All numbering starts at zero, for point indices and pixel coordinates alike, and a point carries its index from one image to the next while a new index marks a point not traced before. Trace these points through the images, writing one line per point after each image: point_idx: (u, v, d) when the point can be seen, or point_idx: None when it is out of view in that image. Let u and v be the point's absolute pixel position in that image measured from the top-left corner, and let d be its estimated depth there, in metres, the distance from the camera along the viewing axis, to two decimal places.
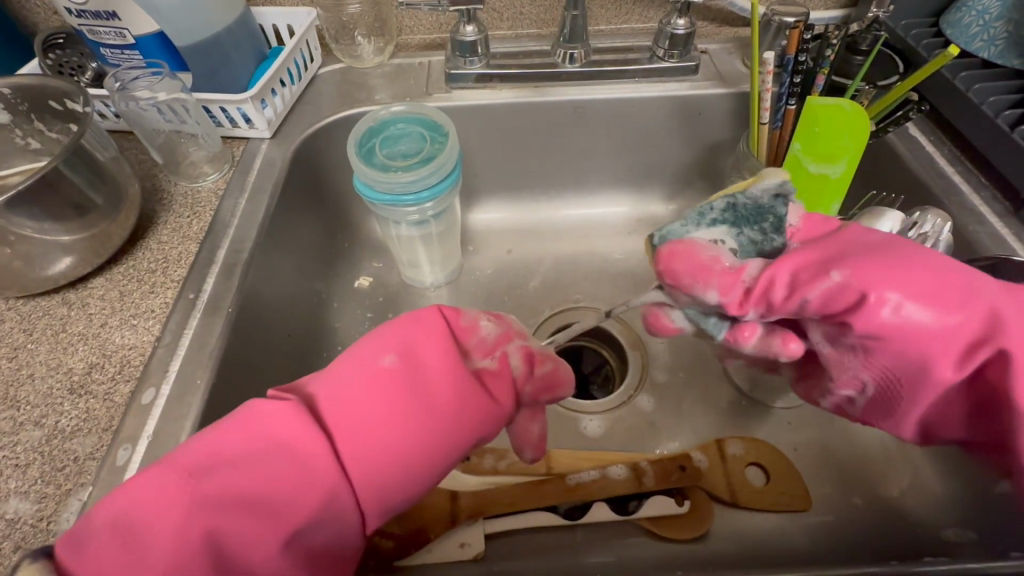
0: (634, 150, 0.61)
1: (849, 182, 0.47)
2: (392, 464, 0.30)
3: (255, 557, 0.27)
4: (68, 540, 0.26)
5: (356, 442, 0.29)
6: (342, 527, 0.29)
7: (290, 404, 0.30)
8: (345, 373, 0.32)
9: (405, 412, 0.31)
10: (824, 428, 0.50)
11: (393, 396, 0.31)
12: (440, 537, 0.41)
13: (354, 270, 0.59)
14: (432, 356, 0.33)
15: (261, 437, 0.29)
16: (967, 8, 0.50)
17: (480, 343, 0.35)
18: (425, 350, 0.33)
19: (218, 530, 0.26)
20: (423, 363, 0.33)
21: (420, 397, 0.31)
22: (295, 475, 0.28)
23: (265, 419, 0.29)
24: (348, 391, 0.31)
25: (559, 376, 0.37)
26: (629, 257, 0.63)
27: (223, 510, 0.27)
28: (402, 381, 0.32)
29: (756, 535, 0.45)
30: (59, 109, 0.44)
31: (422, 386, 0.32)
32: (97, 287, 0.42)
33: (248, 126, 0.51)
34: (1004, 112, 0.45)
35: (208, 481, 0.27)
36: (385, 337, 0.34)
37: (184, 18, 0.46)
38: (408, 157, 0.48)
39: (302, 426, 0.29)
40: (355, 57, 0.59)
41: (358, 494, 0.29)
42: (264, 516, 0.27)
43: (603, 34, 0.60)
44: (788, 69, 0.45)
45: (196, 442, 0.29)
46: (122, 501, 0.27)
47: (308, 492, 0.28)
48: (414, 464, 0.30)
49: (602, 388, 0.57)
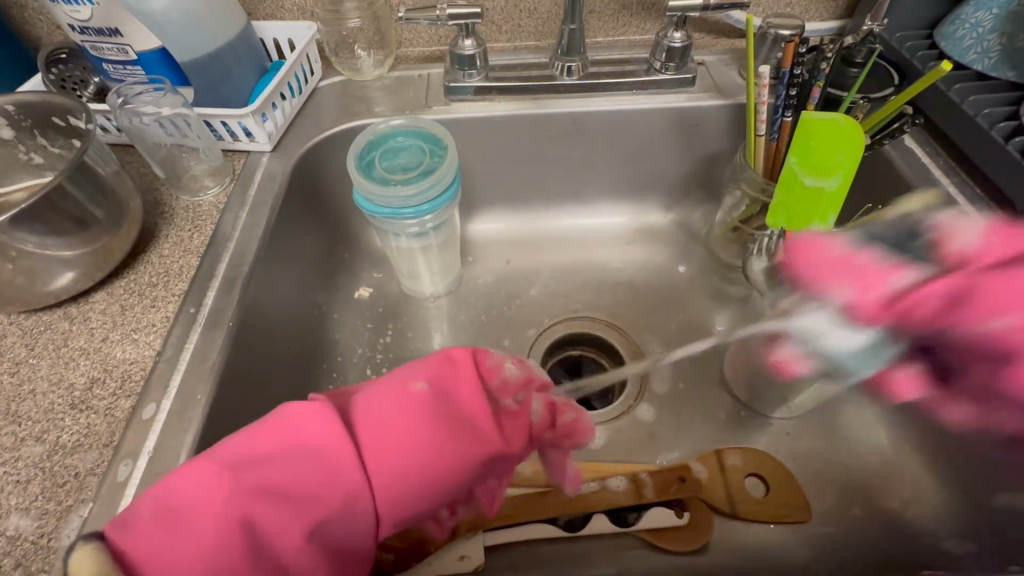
0: (633, 160, 0.61)
1: (844, 196, 0.43)
2: (409, 484, 0.30)
3: (282, 546, 0.28)
4: (115, 522, 0.26)
5: (381, 456, 0.30)
6: (361, 529, 0.30)
7: (323, 409, 0.31)
8: (379, 390, 0.33)
9: (427, 433, 0.31)
10: (823, 439, 0.50)
11: (419, 419, 0.31)
12: (440, 550, 0.41)
13: (354, 281, 0.60)
14: (461, 386, 0.33)
15: (294, 438, 0.29)
16: (961, 21, 0.51)
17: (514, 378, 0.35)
18: (456, 380, 0.33)
19: (252, 520, 0.27)
20: (455, 393, 0.33)
21: (444, 423, 0.32)
22: (323, 477, 0.29)
23: (300, 422, 0.30)
24: (383, 408, 0.31)
25: (580, 427, 0.35)
26: (627, 267, 0.63)
27: (261, 500, 0.28)
28: (433, 410, 0.32)
29: (754, 546, 0.45)
30: (62, 125, 0.44)
31: (453, 415, 0.32)
32: (99, 302, 0.42)
33: (248, 140, 0.52)
34: (998, 125, 0.45)
35: (243, 474, 0.28)
36: (423, 367, 0.34)
37: (185, 36, 0.47)
38: (407, 170, 0.49)
39: (336, 433, 0.30)
40: (356, 70, 0.60)
41: (379, 503, 0.30)
42: (293, 511, 0.28)
43: (601, 46, 0.61)
44: (784, 83, 0.46)
45: (236, 438, 0.30)
46: (166, 490, 0.28)
47: (333, 491, 0.29)
48: (428, 483, 0.31)
49: (600, 398, 0.55)
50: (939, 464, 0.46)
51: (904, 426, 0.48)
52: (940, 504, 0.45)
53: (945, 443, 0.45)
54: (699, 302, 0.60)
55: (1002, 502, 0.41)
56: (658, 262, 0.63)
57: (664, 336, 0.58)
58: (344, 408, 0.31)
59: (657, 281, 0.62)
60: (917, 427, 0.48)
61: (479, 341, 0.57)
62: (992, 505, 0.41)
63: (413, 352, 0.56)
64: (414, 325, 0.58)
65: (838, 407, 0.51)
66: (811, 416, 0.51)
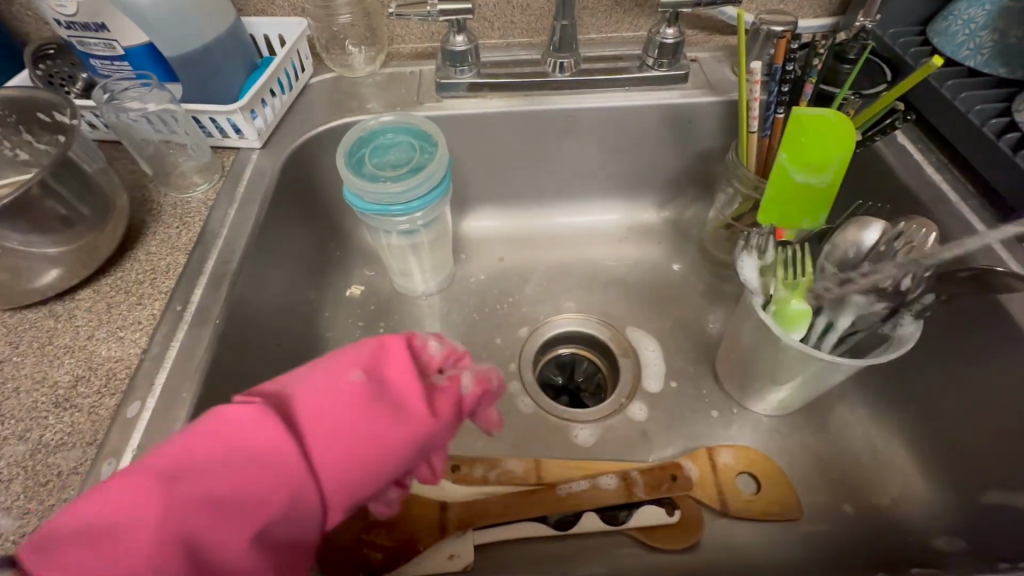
0: (626, 158, 0.61)
1: (836, 192, 0.44)
2: (356, 473, 0.29)
3: (227, 553, 0.26)
4: (37, 543, 0.24)
5: (324, 450, 0.29)
6: (307, 524, 0.29)
7: (257, 409, 0.28)
8: (311, 382, 0.31)
9: (368, 421, 0.30)
10: (815, 436, 0.50)
11: (359, 410, 0.30)
12: (428, 549, 0.42)
13: (346, 279, 0.59)
14: (397, 371, 0.32)
15: (230, 442, 0.27)
16: (954, 17, 0.51)
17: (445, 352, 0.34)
18: (391, 366, 0.32)
19: (192, 533, 0.25)
20: (390, 378, 0.32)
21: (385, 410, 0.31)
22: (267, 478, 0.27)
23: (234, 426, 0.28)
24: (317, 399, 0.30)
25: (500, 384, 0.36)
26: (620, 265, 0.63)
27: (198, 512, 0.26)
28: (373, 397, 0.31)
29: (745, 544, 0.45)
30: (47, 121, 0.44)
31: (392, 399, 0.31)
32: (85, 299, 0.42)
33: (238, 137, 0.51)
34: (990, 121, 0.45)
35: (178, 485, 0.26)
36: (355, 352, 0.33)
37: (172, 29, 0.46)
38: (397, 167, 0.48)
39: (273, 431, 0.28)
40: (348, 67, 0.59)
41: (324, 497, 0.29)
42: (236, 518, 0.27)
43: (594, 43, 0.61)
44: (776, 79, 0.46)
45: (166, 447, 0.27)
46: (89, 510, 0.25)
47: (277, 492, 0.27)
48: (374, 471, 0.30)
49: (593, 397, 0.56)
50: (930, 461, 0.46)
51: (895, 424, 0.48)
52: (931, 502, 0.45)
53: (936, 441, 0.45)
54: (693, 300, 0.60)
55: (991, 499, 0.40)
56: (651, 260, 0.63)
57: (657, 333, 0.57)
58: (277, 404, 0.30)
59: (651, 279, 0.62)
60: (909, 425, 0.47)
61: (471, 339, 0.57)
62: (982, 502, 0.41)
63: None
64: (406, 323, 0.58)
65: (829, 405, 0.51)
66: (803, 414, 0.51)
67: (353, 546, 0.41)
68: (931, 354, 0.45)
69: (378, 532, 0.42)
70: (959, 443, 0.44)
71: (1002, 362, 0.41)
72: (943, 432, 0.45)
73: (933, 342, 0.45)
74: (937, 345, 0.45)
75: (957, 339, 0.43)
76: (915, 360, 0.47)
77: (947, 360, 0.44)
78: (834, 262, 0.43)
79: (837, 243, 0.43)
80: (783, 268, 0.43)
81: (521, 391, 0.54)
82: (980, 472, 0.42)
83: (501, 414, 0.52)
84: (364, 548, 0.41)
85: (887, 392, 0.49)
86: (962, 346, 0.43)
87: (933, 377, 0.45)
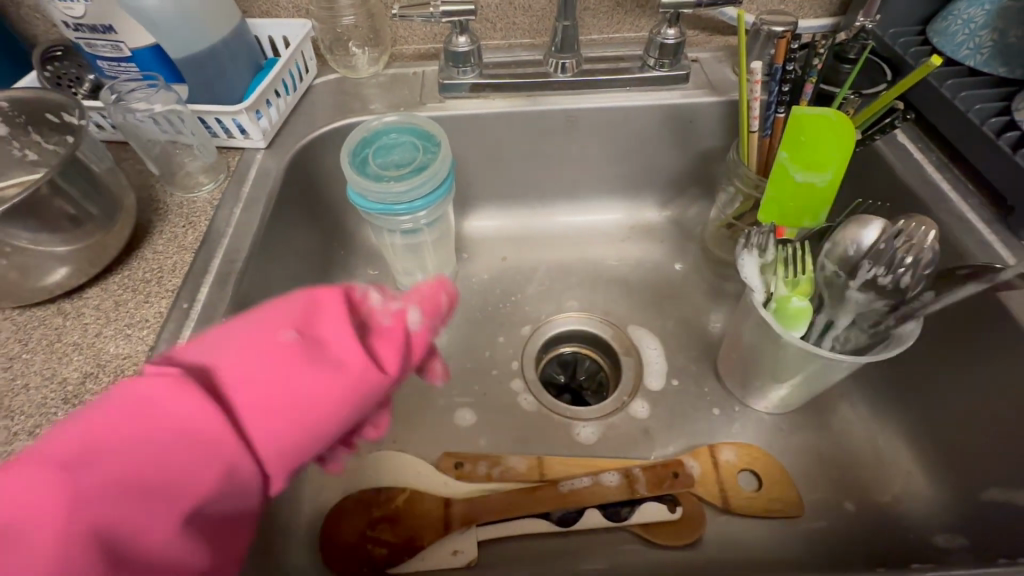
0: (627, 157, 0.61)
1: (836, 190, 0.43)
2: (298, 438, 0.27)
3: (152, 540, 0.23)
4: None
5: (260, 416, 0.26)
6: (247, 496, 0.26)
7: (173, 379, 0.25)
8: (235, 344, 0.27)
9: (307, 381, 0.27)
10: (816, 434, 0.50)
11: (295, 370, 0.27)
12: (433, 544, 0.43)
13: (350, 278, 0.60)
14: (336, 324, 0.29)
15: (143, 419, 0.24)
16: (953, 17, 0.51)
17: (387, 298, 0.31)
18: (328, 320, 0.29)
19: (108, 523, 0.22)
20: (329, 333, 0.28)
21: (325, 367, 0.27)
22: (194, 454, 0.24)
23: (148, 398, 0.24)
24: (245, 364, 0.26)
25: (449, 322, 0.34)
26: (622, 264, 0.63)
27: (111, 500, 0.22)
28: (311, 356, 0.27)
29: (746, 541, 0.45)
30: (56, 121, 0.45)
31: (332, 354, 0.28)
32: (93, 298, 0.42)
33: (243, 137, 0.52)
34: (990, 120, 0.46)
35: (83, 472, 0.22)
36: (284, 308, 0.29)
37: (180, 32, 0.47)
38: (401, 166, 0.49)
39: (196, 404, 0.24)
40: (351, 67, 0.60)
41: (263, 466, 0.26)
42: (160, 500, 0.24)
43: (596, 44, 0.61)
44: (776, 79, 0.46)
45: (62, 429, 0.23)
46: None
47: (207, 466, 0.24)
48: (318, 433, 0.27)
49: (595, 395, 0.57)
50: (931, 459, 0.46)
51: (896, 422, 0.49)
52: (932, 499, 0.45)
53: (937, 438, 0.46)
54: (694, 298, 0.60)
55: (992, 496, 0.41)
56: (653, 259, 0.63)
57: (659, 332, 0.58)
58: (196, 370, 0.26)
59: (652, 278, 0.62)
60: (909, 423, 0.48)
61: (474, 337, 0.57)
62: (982, 499, 0.42)
63: None
64: None
65: (830, 402, 0.51)
66: (803, 411, 0.51)
67: (356, 541, 0.43)
68: (931, 352, 0.46)
69: (383, 528, 0.43)
70: (960, 441, 0.44)
71: (1002, 360, 0.41)
72: (944, 430, 0.45)
73: (933, 340, 0.45)
74: (937, 343, 0.45)
75: (957, 337, 0.44)
76: (916, 358, 0.47)
77: (946, 358, 0.45)
78: (835, 259, 0.42)
79: (836, 240, 0.41)
80: (784, 267, 0.43)
81: (524, 389, 0.54)
82: (981, 469, 0.42)
83: (504, 412, 0.52)
84: (368, 543, 0.42)
85: (888, 390, 0.49)
86: (961, 343, 0.43)
87: (933, 374, 0.46)
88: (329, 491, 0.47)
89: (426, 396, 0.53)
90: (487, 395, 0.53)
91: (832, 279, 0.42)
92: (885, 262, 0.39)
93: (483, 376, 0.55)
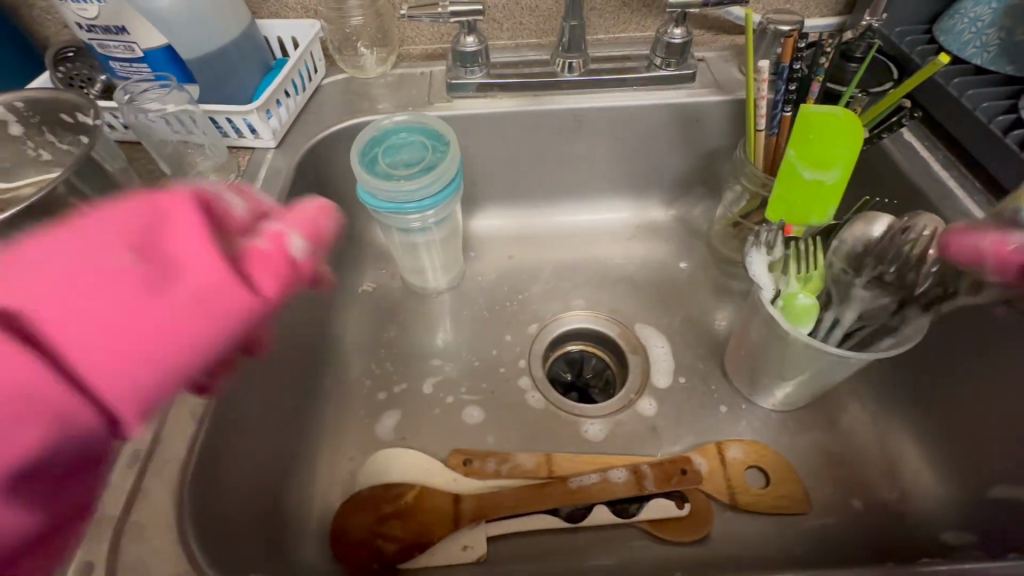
0: (633, 157, 0.62)
1: (843, 189, 0.43)
2: (124, 401, 0.19)
3: None
4: None
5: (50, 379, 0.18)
6: (52, 480, 0.19)
7: None
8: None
9: (127, 328, 0.19)
10: (823, 431, 0.50)
11: (105, 312, 0.19)
12: (443, 539, 0.43)
13: (358, 277, 0.60)
14: (177, 247, 0.20)
15: None
16: (960, 15, 0.51)
17: (254, 212, 0.24)
18: (162, 242, 0.20)
19: None
20: (162, 260, 0.20)
21: (153, 303, 0.20)
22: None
23: None
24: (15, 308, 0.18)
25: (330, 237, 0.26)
26: (628, 263, 0.63)
27: None
28: (135, 293, 0.19)
29: (754, 537, 0.45)
30: (70, 122, 0.45)
31: (165, 289, 0.20)
32: None
33: (253, 137, 0.52)
34: (997, 118, 0.46)
35: None
36: (87, 220, 0.20)
37: (192, 32, 0.48)
38: (410, 165, 0.49)
39: None
40: (359, 68, 0.60)
41: (76, 439, 0.19)
42: None
43: (602, 44, 0.61)
44: (783, 78, 0.46)
45: None
46: None
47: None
48: (155, 393, 0.20)
49: (603, 393, 0.57)
50: (938, 456, 0.46)
51: (903, 419, 0.49)
52: (939, 496, 0.45)
53: (944, 436, 0.46)
54: (700, 297, 0.60)
55: (1000, 493, 0.41)
56: (659, 258, 0.64)
57: (665, 330, 0.58)
58: None
59: (658, 276, 0.62)
60: (916, 420, 0.48)
61: (481, 335, 0.58)
62: (989, 495, 0.42)
63: (415, 347, 0.57)
64: (416, 320, 0.59)
65: (836, 400, 0.52)
66: (810, 409, 0.51)
67: (366, 537, 0.43)
68: (938, 350, 0.46)
69: (393, 524, 0.43)
70: (967, 438, 0.44)
71: (1009, 357, 0.41)
72: (951, 427, 0.45)
73: (940, 338, 0.46)
74: (944, 340, 0.45)
75: (963, 335, 0.44)
76: (923, 356, 0.47)
77: (953, 355, 0.45)
78: (842, 257, 0.42)
79: (841, 238, 0.42)
80: (795, 263, 0.43)
81: (531, 386, 0.54)
82: (988, 466, 0.43)
83: (512, 409, 0.53)
84: (378, 539, 0.42)
85: (895, 388, 0.49)
86: (968, 341, 0.44)
87: (940, 372, 0.46)
88: (340, 487, 0.47)
89: (434, 394, 0.53)
90: (494, 393, 0.54)
91: (840, 276, 0.42)
92: (886, 257, 0.40)
93: (490, 374, 0.55)
